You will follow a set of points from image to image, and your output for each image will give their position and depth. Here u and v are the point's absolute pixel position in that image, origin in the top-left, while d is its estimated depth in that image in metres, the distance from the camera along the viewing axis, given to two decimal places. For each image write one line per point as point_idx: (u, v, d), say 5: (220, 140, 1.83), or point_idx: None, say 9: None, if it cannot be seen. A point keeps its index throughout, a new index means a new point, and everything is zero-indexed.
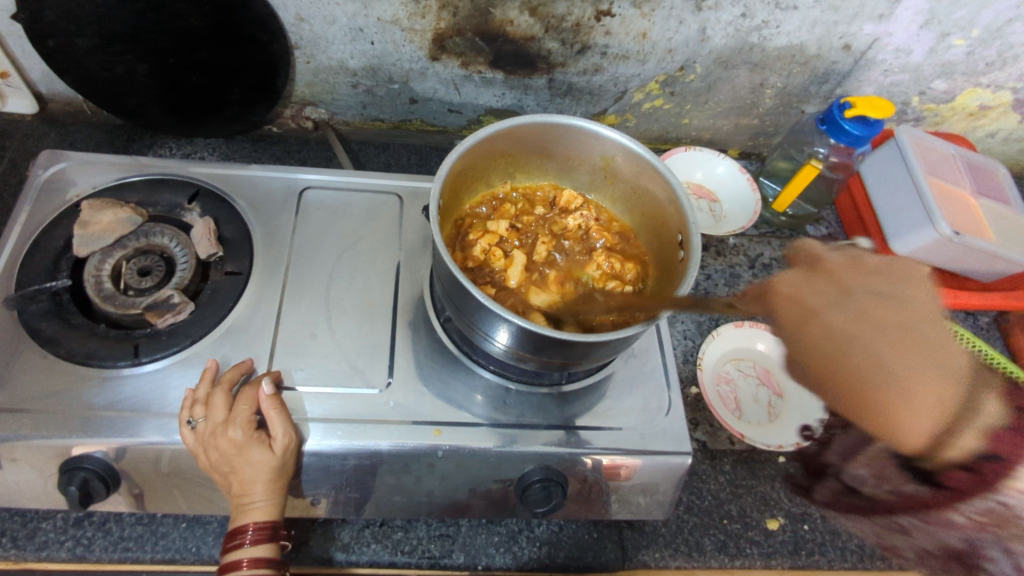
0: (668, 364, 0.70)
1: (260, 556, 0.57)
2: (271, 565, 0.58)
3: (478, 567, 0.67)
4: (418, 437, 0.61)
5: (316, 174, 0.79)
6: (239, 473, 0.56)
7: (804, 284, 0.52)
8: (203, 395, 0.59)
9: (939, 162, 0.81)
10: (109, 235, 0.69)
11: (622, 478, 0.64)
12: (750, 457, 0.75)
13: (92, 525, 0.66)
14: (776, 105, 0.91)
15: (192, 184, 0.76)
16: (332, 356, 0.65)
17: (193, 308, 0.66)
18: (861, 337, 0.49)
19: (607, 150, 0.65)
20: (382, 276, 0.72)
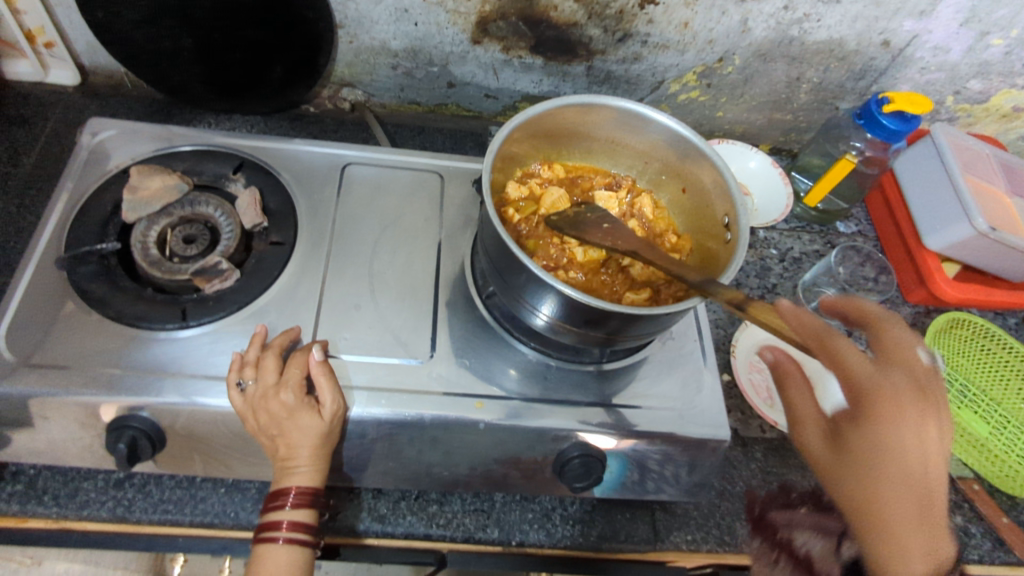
0: (703, 348, 0.71)
1: (301, 521, 0.58)
2: (309, 530, 0.58)
3: (512, 542, 0.66)
4: (461, 408, 0.62)
5: (357, 151, 0.80)
6: (286, 436, 0.57)
7: (889, 378, 0.46)
8: (253, 358, 0.60)
9: (974, 160, 0.82)
10: (157, 202, 0.71)
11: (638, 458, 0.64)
12: (782, 446, 0.75)
13: (132, 486, 0.66)
14: (810, 100, 0.92)
15: (237, 156, 0.77)
16: (375, 327, 0.66)
17: (238, 276, 0.67)
18: (897, 444, 0.45)
19: (652, 135, 0.66)
20: (424, 253, 0.73)
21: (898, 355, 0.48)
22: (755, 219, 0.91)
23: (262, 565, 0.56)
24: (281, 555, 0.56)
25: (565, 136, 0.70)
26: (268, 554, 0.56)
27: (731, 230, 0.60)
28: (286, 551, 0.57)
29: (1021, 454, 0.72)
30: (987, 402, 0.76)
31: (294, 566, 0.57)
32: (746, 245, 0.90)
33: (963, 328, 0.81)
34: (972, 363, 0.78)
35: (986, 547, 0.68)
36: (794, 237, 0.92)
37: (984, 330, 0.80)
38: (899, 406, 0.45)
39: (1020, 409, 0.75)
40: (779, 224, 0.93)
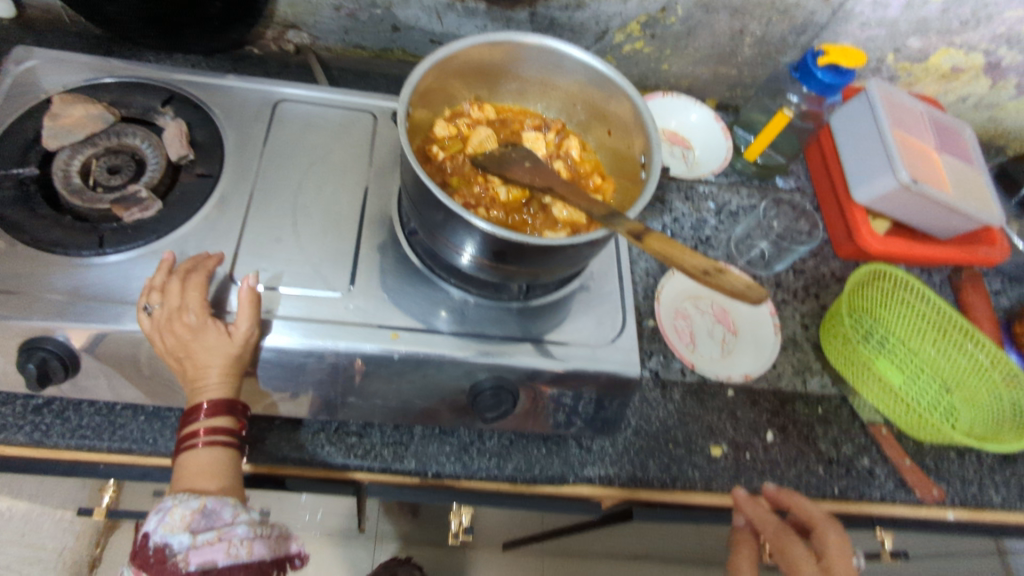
0: (624, 289, 0.72)
1: (218, 427, 0.59)
2: (230, 434, 0.60)
3: (428, 473, 0.70)
4: (377, 340, 0.63)
5: (291, 88, 0.79)
6: (194, 357, 0.58)
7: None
8: (160, 283, 0.60)
9: (906, 116, 0.83)
10: (80, 131, 0.70)
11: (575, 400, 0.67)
12: (700, 389, 0.77)
13: (51, 412, 0.67)
14: (754, 55, 0.92)
15: (167, 89, 0.76)
16: (295, 260, 0.66)
17: (161, 207, 0.68)
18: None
19: (575, 74, 0.67)
20: (351, 190, 0.73)
21: (837, 562, 0.64)
22: (695, 173, 0.92)
23: (186, 468, 0.58)
24: (202, 458, 0.58)
25: (493, 75, 0.70)
26: (190, 459, 0.58)
27: (646, 168, 0.61)
28: (208, 454, 0.58)
29: (929, 401, 0.77)
30: (905, 352, 0.80)
31: (217, 466, 0.58)
32: (683, 196, 0.90)
33: (885, 280, 0.82)
34: (893, 315, 0.82)
35: (887, 487, 0.74)
36: (732, 192, 0.91)
37: (905, 282, 0.81)
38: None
39: (934, 358, 0.80)
40: (718, 177, 0.93)
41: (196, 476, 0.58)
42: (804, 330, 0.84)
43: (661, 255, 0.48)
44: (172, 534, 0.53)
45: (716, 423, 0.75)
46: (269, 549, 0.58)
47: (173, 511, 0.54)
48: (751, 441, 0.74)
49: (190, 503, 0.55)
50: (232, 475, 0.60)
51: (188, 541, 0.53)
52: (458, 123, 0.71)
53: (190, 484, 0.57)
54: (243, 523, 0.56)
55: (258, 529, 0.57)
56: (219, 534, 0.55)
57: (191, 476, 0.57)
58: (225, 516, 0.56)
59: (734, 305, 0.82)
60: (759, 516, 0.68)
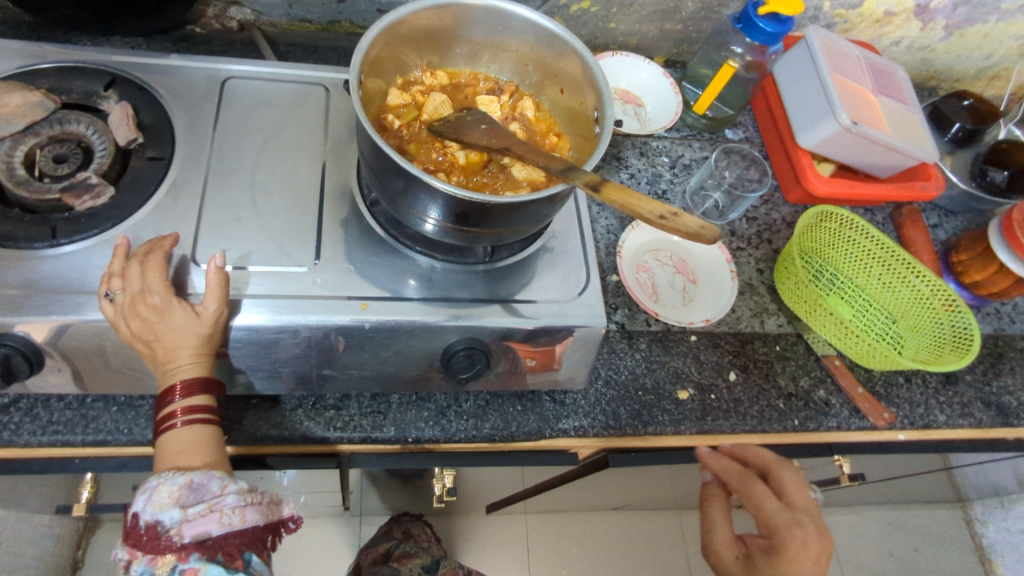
0: (586, 245, 0.74)
1: (194, 406, 0.59)
2: (209, 411, 0.60)
3: (408, 439, 0.71)
4: (346, 311, 0.63)
5: (237, 65, 0.78)
6: (163, 339, 0.58)
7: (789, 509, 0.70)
8: (119, 268, 0.60)
9: (844, 61, 0.86)
10: (19, 120, 0.67)
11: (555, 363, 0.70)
12: (665, 337, 0.80)
13: (19, 410, 0.66)
14: (697, 9, 0.94)
15: (107, 72, 0.74)
16: (258, 238, 0.66)
17: (113, 193, 0.66)
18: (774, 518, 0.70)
19: (523, 34, 0.68)
20: (309, 165, 0.73)
21: (795, 495, 0.72)
22: (648, 129, 0.94)
23: (167, 447, 0.58)
24: (182, 436, 0.58)
25: (442, 40, 0.70)
26: (170, 439, 0.58)
27: (600, 123, 0.62)
28: (188, 432, 0.59)
29: (877, 333, 0.82)
30: (851, 288, 0.85)
31: (198, 443, 0.59)
32: (638, 153, 0.92)
33: (833, 221, 0.85)
34: (841, 254, 0.85)
35: (843, 415, 0.78)
36: (684, 146, 0.95)
37: (851, 220, 0.84)
38: (800, 545, 0.67)
39: (879, 291, 0.84)
40: (670, 133, 0.95)
41: (177, 455, 0.58)
42: (759, 274, 0.87)
43: (619, 204, 0.50)
44: (162, 511, 0.55)
45: (681, 367, 0.78)
46: (262, 515, 0.58)
47: (160, 489, 0.55)
48: (714, 382, 0.78)
49: (176, 480, 0.55)
50: (216, 449, 0.60)
51: (179, 515, 0.55)
52: (411, 91, 0.71)
53: (173, 462, 0.57)
54: (232, 493, 0.57)
55: (249, 497, 0.58)
56: (209, 506, 0.55)
57: (172, 454, 0.58)
58: (213, 488, 0.56)
59: (693, 256, 0.85)
60: (722, 466, 0.74)
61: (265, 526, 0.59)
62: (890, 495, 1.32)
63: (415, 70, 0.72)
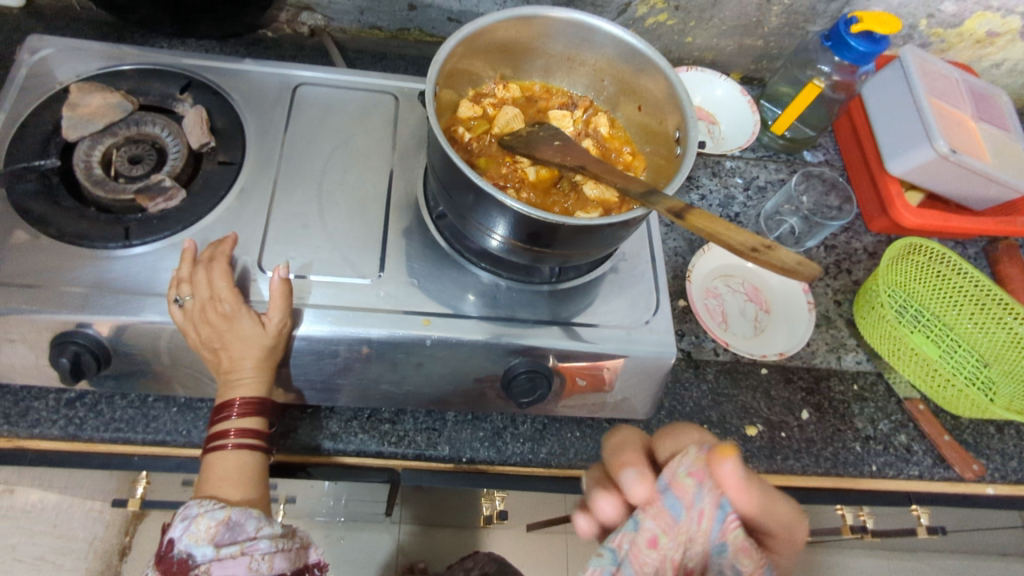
0: (657, 269, 0.71)
1: (248, 427, 0.58)
2: (258, 436, 0.59)
3: (463, 459, 0.69)
4: (409, 326, 0.62)
5: (310, 71, 0.78)
6: (229, 348, 0.58)
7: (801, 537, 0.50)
8: (187, 275, 0.60)
9: (941, 84, 0.81)
10: (99, 120, 0.68)
11: (606, 385, 0.67)
12: (734, 368, 0.76)
13: (83, 406, 0.67)
14: (781, 25, 0.90)
15: (184, 76, 0.75)
16: (323, 247, 0.65)
17: (184, 196, 0.66)
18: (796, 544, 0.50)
19: (603, 48, 0.65)
20: (376, 175, 0.72)
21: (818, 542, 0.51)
22: (721, 148, 0.90)
23: (212, 471, 0.57)
24: (229, 462, 0.57)
25: (518, 52, 0.68)
26: (217, 460, 0.57)
27: (682, 143, 0.59)
28: (235, 458, 0.58)
29: (967, 377, 0.76)
30: (939, 326, 0.80)
31: (243, 471, 0.58)
32: (711, 172, 0.89)
33: (921, 254, 0.81)
34: (929, 290, 0.81)
35: (926, 463, 0.73)
36: (759, 167, 0.90)
37: (941, 255, 0.80)
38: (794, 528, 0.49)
39: (970, 331, 0.79)
40: (745, 152, 0.91)
41: (220, 482, 0.56)
42: (837, 306, 0.82)
43: (704, 232, 0.47)
44: (196, 545, 0.53)
45: (750, 402, 0.74)
46: (290, 562, 0.57)
47: (199, 521, 0.54)
48: (785, 420, 0.74)
49: (215, 514, 0.54)
50: (257, 482, 0.58)
51: (211, 553, 0.53)
52: (483, 103, 0.70)
53: (214, 489, 0.56)
54: (266, 538, 0.55)
55: (280, 542, 0.56)
56: (242, 549, 0.54)
57: (216, 481, 0.56)
58: (249, 529, 0.55)
59: (766, 283, 0.81)
60: None
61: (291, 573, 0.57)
62: (960, 544, 1.24)
63: (488, 81, 0.70)
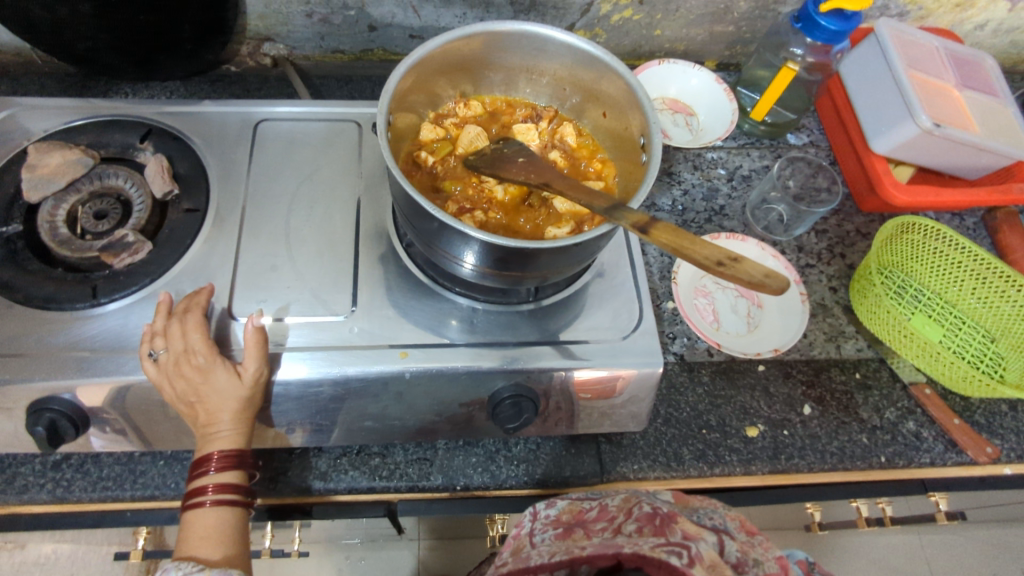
0: (638, 276, 0.69)
1: (226, 482, 0.57)
2: (236, 491, 0.58)
3: (457, 487, 0.68)
4: (385, 361, 0.60)
5: (271, 106, 0.76)
6: (205, 402, 0.56)
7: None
8: (161, 327, 0.58)
9: (921, 55, 0.78)
10: (60, 178, 0.68)
11: (615, 392, 0.64)
12: (729, 368, 0.74)
13: (71, 467, 0.66)
14: (751, 8, 0.87)
15: (144, 124, 0.74)
16: (294, 287, 0.64)
17: (150, 248, 0.65)
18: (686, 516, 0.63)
19: (560, 57, 0.63)
20: (344, 206, 0.70)
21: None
22: (699, 141, 0.87)
23: (192, 530, 0.56)
24: (208, 520, 0.56)
25: (475, 69, 0.66)
26: (196, 519, 0.56)
27: (646, 150, 0.57)
28: (214, 515, 0.57)
29: (971, 357, 0.74)
30: (940, 305, 0.77)
31: (223, 529, 0.57)
32: (692, 166, 0.86)
33: (915, 232, 0.77)
34: (927, 268, 0.77)
35: (937, 450, 0.70)
36: (742, 155, 0.88)
37: (936, 232, 0.76)
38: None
39: (974, 308, 0.75)
40: (725, 142, 0.89)
41: (199, 541, 0.56)
42: (833, 293, 0.80)
43: (669, 246, 0.45)
44: None
45: (749, 402, 0.72)
46: None
47: None
48: (787, 418, 0.71)
49: None
50: (237, 539, 0.57)
51: None
52: (445, 124, 0.68)
53: (194, 549, 0.55)
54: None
55: None
56: None
57: (195, 541, 0.56)
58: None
59: None
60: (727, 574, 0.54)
61: None
62: (988, 515, 1.20)
63: (448, 101, 0.69)
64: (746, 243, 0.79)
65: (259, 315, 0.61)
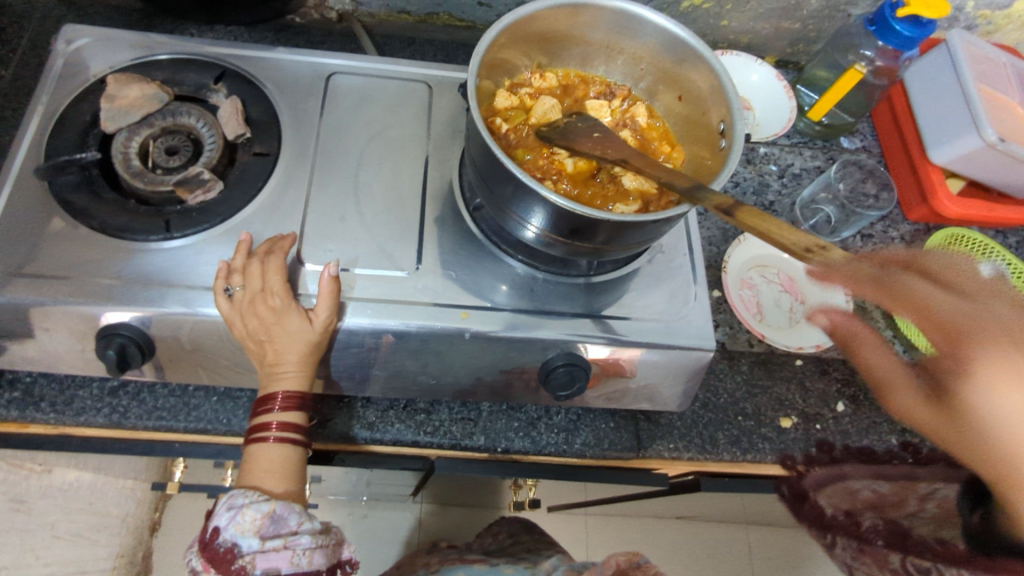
0: (695, 261, 0.70)
1: (289, 421, 0.60)
2: (298, 430, 0.61)
3: (498, 449, 0.70)
4: (447, 318, 0.62)
5: (342, 60, 0.77)
6: (275, 342, 0.58)
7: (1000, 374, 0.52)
8: (239, 265, 0.60)
9: (988, 69, 0.78)
10: (136, 111, 0.69)
11: (629, 371, 0.66)
12: (769, 360, 0.76)
13: (127, 395, 0.68)
14: (820, 7, 0.87)
15: (218, 65, 0.74)
16: (360, 239, 0.65)
17: (222, 188, 0.67)
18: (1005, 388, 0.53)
19: (646, 37, 0.64)
20: (411, 165, 0.71)
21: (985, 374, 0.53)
22: (755, 136, 0.88)
23: (257, 462, 0.59)
24: (274, 454, 0.59)
25: (556, 41, 0.67)
26: (261, 453, 0.59)
27: (726, 136, 0.58)
28: (277, 451, 0.60)
29: None
30: None
31: (285, 464, 0.60)
32: (745, 160, 0.87)
33: (959, 243, 0.82)
34: None
35: None
36: (795, 154, 0.89)
37: (978, 244, 0.82)
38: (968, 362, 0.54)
39: None
40: (780, 139, 0.89)
41: (264, 474, 0.59)
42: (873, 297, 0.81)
43: (756, 231, 0.46)
44: (243, 536, 0.56)
45: (784, 394, 0.74)
46: (326, 558, 0.60)
47: (246, 512, 0.56)
48: (820, 412, 0.74)
49: (261, 506, 0.56)
50: (297, 475, 0.61)
51: (257, 545, 0.56)
52: (521, 93, 0.69)
53: (259, 480, 0.58)
54: (307, 533, 0.58)
55: (319, 538, 0.60)
56: (285, 542, 0.57)
57: (260, 472, 0.59)
58: (291, 523, 0.58)
59: (802, 274, 0.80)
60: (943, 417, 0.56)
61: (327, 568, 0.61)
62: None
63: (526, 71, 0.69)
64: None
65: (333, 263, 0.62)
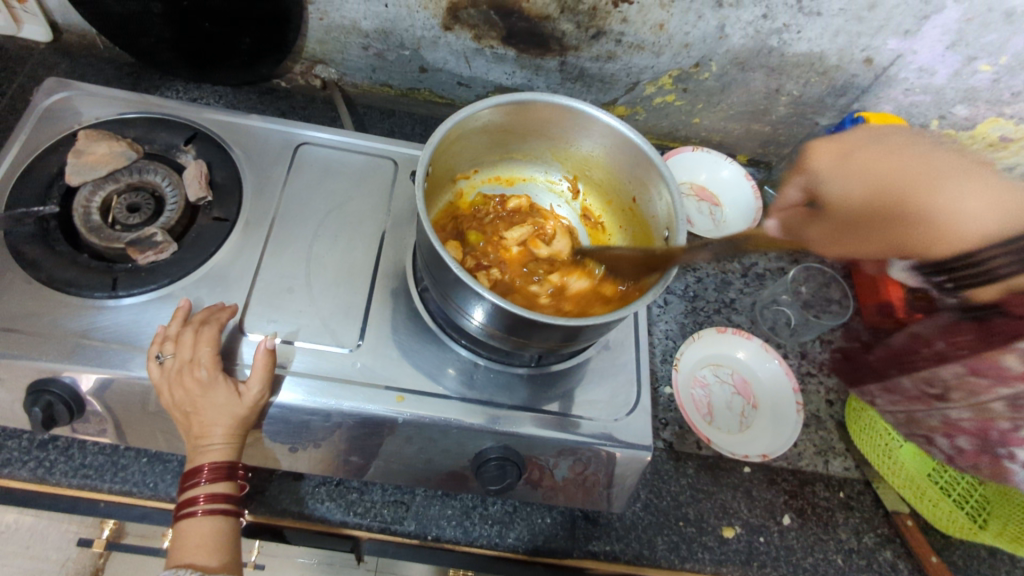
0: (641, 359, 0.69)
1: (218, 493, 0.58)
2: (228, 500, 0.59)
3: (428, 537, 0.68)
4: (382, 402, 0.61)
5: (314, 131, 0.79)
6: (200, 414, 0.57)
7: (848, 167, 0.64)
8: (174, 332, 0.59)
9: None
10: (102, 167, 0.69)
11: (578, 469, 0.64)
12: (715, 464, 0.75)
13: (56, 449, 0.67)
14: (789, 114, 0.89)
15: (190, 127, 0.76)
16: (305, 313, 0.65)
17: (175, 249, 0.67)
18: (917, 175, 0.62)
19: (603, 140, 0.65)
20: (368, 240, 0.72)
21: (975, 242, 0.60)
22: (720, 232, 0.88)
23: (187, 539, 0.57)
24: (204, 528, 0.57)
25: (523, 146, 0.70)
26: (189, 528, 0.57)
27: (669, 245, 0.58)
28: (207, 524, 0.58)
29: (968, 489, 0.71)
30: None
31: (216, 538, 0.58)
32: None
33: None
34: None
35: None
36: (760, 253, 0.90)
37: None
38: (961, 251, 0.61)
39: None
40: None
41: (196, 549, 0.56)
42: (829, 407, 0.81)
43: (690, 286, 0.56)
44: None
45: (729, 501, 0.72)
46: None
47: None
48: (765, 524, 0.72)
49: None
50: (230, 549, 0.59)
51: None
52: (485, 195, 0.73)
53: (191, 557, 0.56)
54: None
55: None
56: None
57: (192, 548, 0.56)
58: None
59: (757, 375, 0.78)
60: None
61: None
62: None
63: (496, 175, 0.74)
64: (749, 342, 0.80)
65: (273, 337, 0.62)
